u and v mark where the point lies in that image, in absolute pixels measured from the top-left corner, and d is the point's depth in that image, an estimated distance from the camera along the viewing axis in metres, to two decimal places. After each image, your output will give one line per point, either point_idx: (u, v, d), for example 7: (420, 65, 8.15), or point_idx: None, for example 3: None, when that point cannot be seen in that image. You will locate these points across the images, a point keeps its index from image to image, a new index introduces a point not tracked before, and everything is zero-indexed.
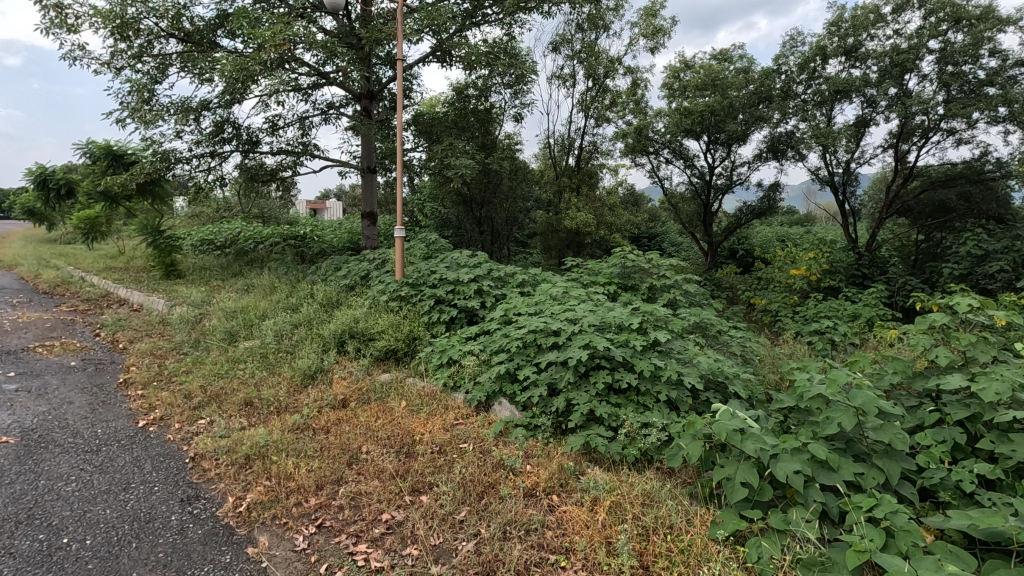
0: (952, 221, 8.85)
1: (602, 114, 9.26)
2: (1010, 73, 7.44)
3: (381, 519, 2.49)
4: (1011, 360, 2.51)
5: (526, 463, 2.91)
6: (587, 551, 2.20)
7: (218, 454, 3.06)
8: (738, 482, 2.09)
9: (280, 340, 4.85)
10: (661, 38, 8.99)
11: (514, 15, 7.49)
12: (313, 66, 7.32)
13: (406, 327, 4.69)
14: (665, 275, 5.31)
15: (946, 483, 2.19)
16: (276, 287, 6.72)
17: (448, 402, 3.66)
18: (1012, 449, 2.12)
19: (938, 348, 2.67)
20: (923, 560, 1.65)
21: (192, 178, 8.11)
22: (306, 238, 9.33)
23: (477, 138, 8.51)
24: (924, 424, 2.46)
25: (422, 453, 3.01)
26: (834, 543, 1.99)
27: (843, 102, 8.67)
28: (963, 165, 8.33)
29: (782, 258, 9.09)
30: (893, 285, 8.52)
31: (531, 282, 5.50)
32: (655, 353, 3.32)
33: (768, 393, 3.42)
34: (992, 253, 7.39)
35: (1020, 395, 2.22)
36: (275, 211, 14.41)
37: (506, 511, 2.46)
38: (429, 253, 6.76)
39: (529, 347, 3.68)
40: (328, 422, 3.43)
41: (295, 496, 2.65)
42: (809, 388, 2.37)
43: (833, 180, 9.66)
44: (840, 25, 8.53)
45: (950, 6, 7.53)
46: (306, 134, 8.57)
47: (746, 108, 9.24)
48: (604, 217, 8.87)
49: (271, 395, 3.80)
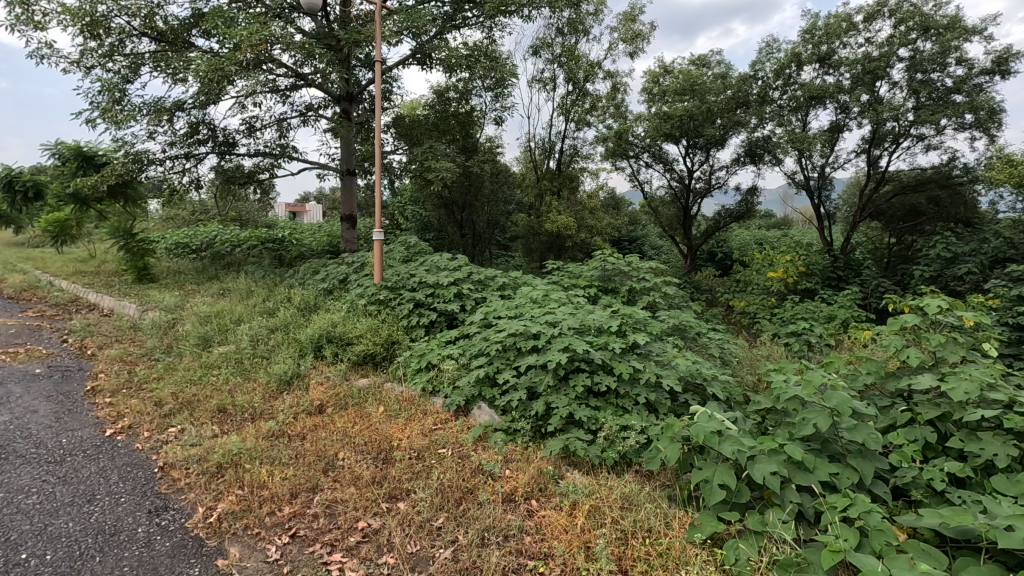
0: (922, 224, 9.07)
1: (583, 118, 9.30)
2: (976, 81, 7.65)
3: (357, 527, 2.44)
4: (978, 360, 2.57)
5: (505, 467, 2.88)
6: (565, 556, 2.17)
7: (189, 463, 2.97)
8: (717, 484, 2.08)
9: (256, 345, 4.75)
10: (640, 42, 9.08)
11: (495, 18, 7.46)
12: (291, 68, 7.21)
13: (385, 331, 4.64)
14: (645, 278, 5.34)
15: (918, 481, 2.22)
16: (252, 291, 6.61)
17: (426, 406, 3.62)
18: (981, 447, 2.16)
19: (910, 349, 2.71)
20: (896, 558, 1.66)
21: (167, 181, 7.94)
22: (285, 241, 9.17)
23: (458, 141, 8.48)
24: (896, 423, 2.50)
25: (400, 458, 2.96)
26: (809, 543, 2.00)
27: (817, 108, 8.86)
28: (932, 170, 8.54)
29: (759, 261, 9.22)
30: (867, 287, 8.72)
31: (512, 285, 5.48)
32: (635, 356, 3.32)
33: (746, 394, 3.46)
34: (961, 256, 7.62)
35: (988, 395, 2.27)
36: (252, 214, 14.20)
37: (485, 517, 2.43)
38: (408, 257, 6.71)
39: (509, 350, 3.65)
40: (304, 429, 3.36)
41: (268, 505, 2.58)
42: (785, 389, 2.39)
43: (809, 184, 9.84)
44: (813, 33, 8.74)
45: (919, 15, 7.72)
46: (284, 136, 8.45)
47: (724, 113, 9.35)
48: (585, 220, 8.89)
49: (245, 401, 3.71)
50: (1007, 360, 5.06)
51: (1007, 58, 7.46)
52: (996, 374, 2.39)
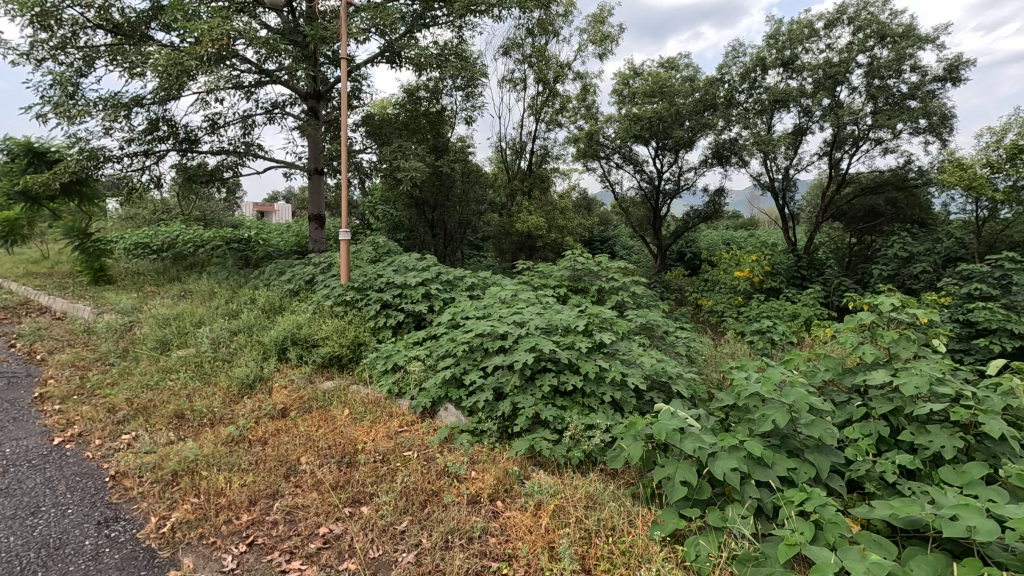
0: (881, 225, 9.37)
1: (553, 119, 9.33)
2: (929, 88, 7.96)
3: (317, 533, 2.38)
4: (929, 356, 2.65)
5: (471, 469, 2.85)
6: (529, 557, 2.16)
7: (142, 471, 2.84)
8: (678, 482, 2.10)
9: (217, 348, 4.61)
10: (609, 44, 9.15)
11: (464, 17, 7.40)
12: (255, 64, 7.04)
13: (352, 332, 4.56)
14: (614, 278, 5.38)
15: (871, 473, 2.28)
16: (215, 293, 6.41)
17: (392, 408, 3.57)
18: (930, 440, 2.23)
19: (865, 346, 2.78)
20: (848, 549, 1.70)
21: (125, 179, 7.66)
22: (250, 241, 8.94)
23: (428, 141, 8.40)
24: (852, 418, 2.56)
25: (364, 462, 2.91)
26: (767, 537, 2.03)
27: (781, 111, 9.10)
28: (889, 173, 8.84)
29: (726, 260, 9.39)
30: (828, 286, 8.98)
31: (481, 285, 5.45)
32: (601, 355, 3.34)
33: (710, 391, 3.51)
34: (916, 255, 7.93)
35: (937, 389, 2.34)
36: (217, 214, 13.83)
37: (449, 519, 2.40)
38: (377, 258, 6.62)
39: (476, 351, 3.61)
40: (266, 433, 3.27)
41: (226, 513, 2.49)
42: (746, 386, 2.43)
43: (774, 185, 10.10)
44: (777, 38, 8.97)
45: (876, 23, 8.00)
46: (248, 133, 8.22)
47: (692, 115, 9.45)
48: (556, 220, 8.93)
49: (204, 406, 3.59)
50: (958, 356, 5.28)
51: (957, 66, 7.76)
52: (945, 369, 2.47)
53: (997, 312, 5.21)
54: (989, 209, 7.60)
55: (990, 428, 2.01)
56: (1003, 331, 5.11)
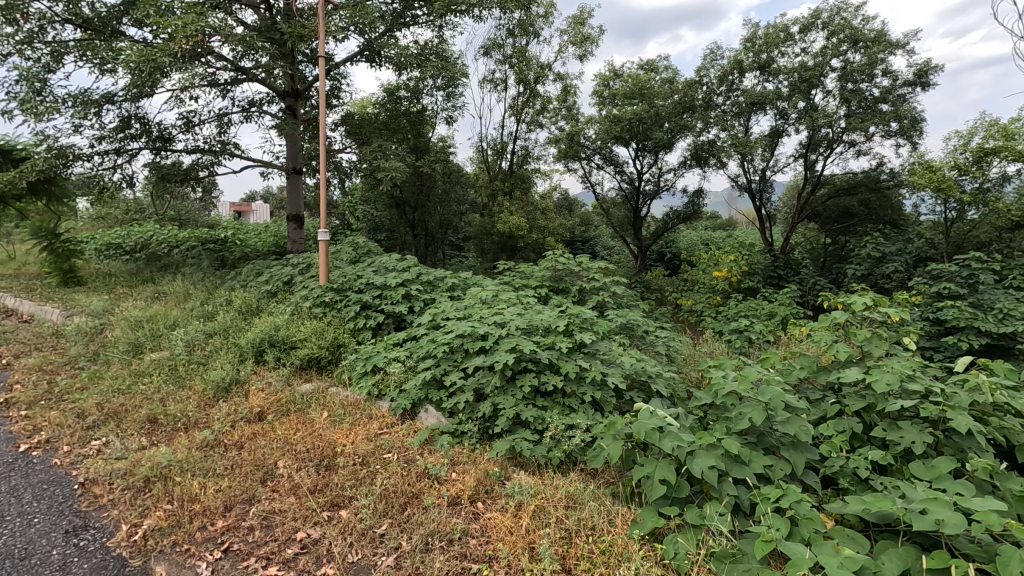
0: (854, 226, 9.58)
1: (534, 120, 9.35)
2: (900, 92, 8.16)
3: (295, 538, 2.34)
4: (900, 354, 2.71)
5: (451, 471, 2.84)
6: (509, 558, 2.15)
7: (113, 477, 2.77)
8: (658, 480, 2.11)
9: (192, 351, 4.51)
10: (589, 46, 9.19)
11: (445, 17, 7.36)
12: (231, 62, 6.91)
13: (331, 334, 4.51)
14: (595, 278, 5.40)
15: (845, 469, 2.32)
16: (191, 295, 6.28)
17: (372, 410, 3.54)
18: (901, 435, 2.28)
19: (839, 344, 2.83)
20: (823, 545, 1.72)
21: (96, 178, 7.47)
22: (227, 242, 8.77)
23: (409, 141, 8.33)
24: (826, 415, 2.61)
25: (343, 465, 2.88)
26: (744, 534, 2.06)
27: (758, 114, 9.27)
28: (862, 175, 9.03)
29: (706, 260, 9.51)
30: (804, 286, 9.16)
31: (462, 286, 5.44)
32: (581, 355, 3.35)
33: (688, 389, 3.54)
34: (888, 255, 8.12)
35: (908, 386, 2.39)
36: (193, 215, 13.57)
37: (429, 522, 2.38)
38: (357, 258, 6.55)
39: (457, 351, 3.59)
40: (242, 437, 3.21)
41: (200, 519, 2.44)
42: (723, 385, 2.46)
43: (751, 186, 10.26)
44: (754, 42, 9.13)
45: (849, 28, 8.16)
46: (224, 132, 8.07)
47: (671, 117, 9.54)
48: (537, 221, 8.96)
49: (178, 410, 3.51)
50: (928, 353, 5.42)
51: (927, 71, 7.97)
52: (915, 366, 2.52)
53: (964, 310, 5.35)
54: (957, 211, 7.82)
55: (958, 423, 2.06)
56: (971, 328, 5.26)
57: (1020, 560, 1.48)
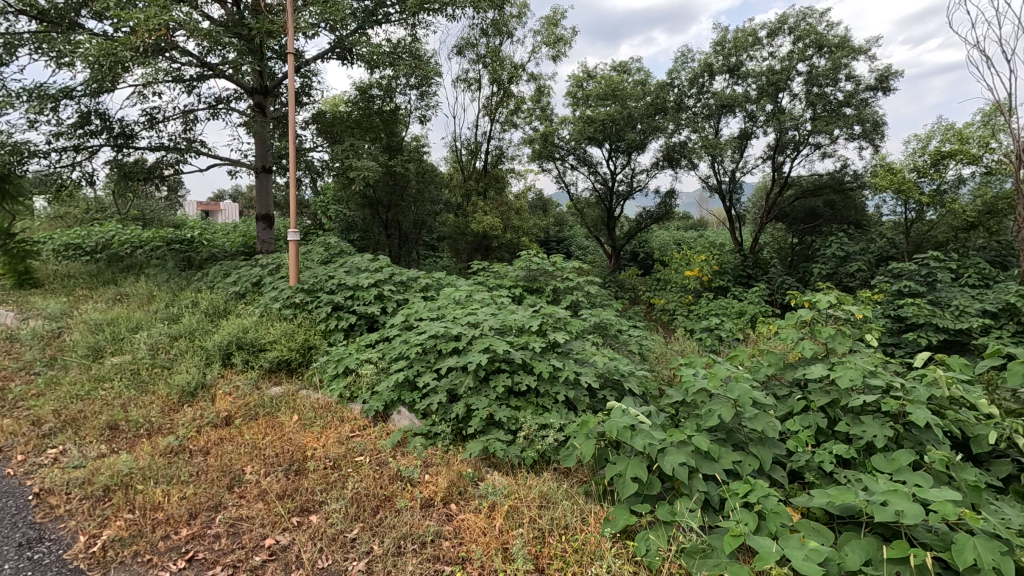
0: (820, 226, 9.84)
1: (508, 120, 9.34)
2: (862, 96, 8.41)
3: (263, 545, 2.28)
4: (863, 350, 2.79)
5: (425, 472, 2.82)
6: (482, 559, 2.14)
7: (70, 487, 2.66)
8: (629, 478, 2.13)
9: (155, 355, 4.37)
10: (562, 46, 9.22)
11: (417, 16, 7.29)
12: (197, 57, 6.72)
13: (301, 336, 4.43)
14: (569, 278, 5.43)
15: (811, 464, 2.38)
16: (155, 297, 6.09)
17: (344, 413, 3.48)
18: (863, 429, 2.34)
19: (805, 341, 2.90)
20: (789, 538, 1.76)
21: (54, 175, 7.19)
22: (194, 242, 8.53)
23: (381, 140, 8.23)
24: (792, 411, 2.67)
25: (313, 469, 2.82)
26: (714, 529, 2.08)
27: (727, 116, 9.46)
28: (828, 176, 9.27)
29: (678, 260, 9.65)
30: (772, 285, 9.36)
31: (435, 286, 5.40)
32: (554, 354, 3.36)
33: (660, 387, 3.58)
34: (852, 255, 8.37)
35: (870, 381, 2.46)
36: (157, 214, 13.16)
37: (401, 524, 2.35)
38: (328, 258, 6.45)
39: (430, 352, 3.55)
40: (208, 442, 3.12)
41: (163, 528, 2.36)
42: (694, 382, 2.50)
43: (721, 187, 10.44)
44: (724, 45, 9.31)
45: (814, 34, 8.39)
46: (190, 129, 7.84)
47: (643, 118, 9.63)
48: (511, 221, 8.97)
49: (141, 416, 3.39)
50: (890, 349, 5.60)
51: (888, 77, 8.24)
52: (876, 362, 2.60)
53: (923, 307, 5.56)
54: (916, 211, 8.09)
55: (917, 417, 2.13)
56: (929, 325, 5.45)
57: (974, 547, 1.53)
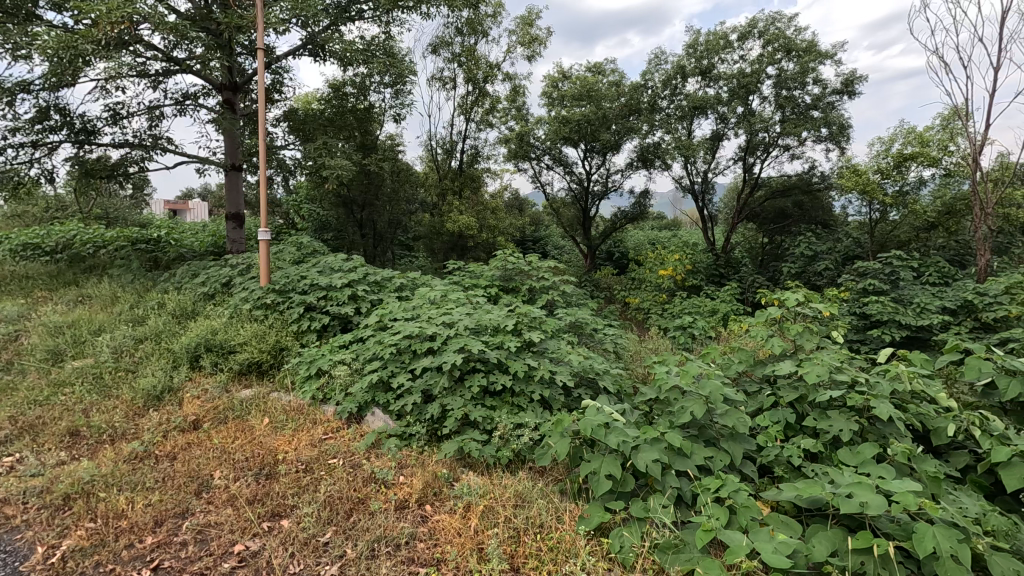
0: (790, 226, 10.06)
1: (484, 119, 9.33)
2: (829, 99, 8.64)
3: (232, 552, 2.23)
4: (829, 346, 2.86)
5: (399, 474, 2.79)
6: (457, 559, 2.13)
7: (27, 496, 2.55)
8: (604, 476, 2.14)
9: (119, 358, 4.23)
10: (537, 47, 9.24)
11: (392, 13, 7.22)
12: (163, 51, 6.53)
13: (272, 337, 4.34)
14: (544, 277, 5.45)
15: (780, 458, 2.43)
16: (119, 298, 5.89)
17: (316, 415, 3.43)
18: (830, 424, 2.40)
19: (775, 338, 2.96)
20: (759, 531, 1.79)
21: (11, 172, 6.91)
22: (160, 242, 8.29)
23: (355, 138, 8.12)
24: (763, 407, 2.72)
25: (285, 472, 2.77)
26: (686, 524, 2.11)
27: (699, 118, 9.61)
28: (796, 177, 9.49)
29: (652, 259, 9.77)
30: (744, 284, 9.54)
31: (410, 286, 5.36)
32: (530, 354, 3.36)
33: (634, 385, 3.62)
34: (820, 254, 8.59)
35: (836, 377, 2.52)
36: (122, 213, 12.75)
37: (375, 527, 2.33)
38: (300, 258, 6.34)
39: (404, 353, 3.51)
40: (175, 448, 3.04)
41: (127, 537, 2.28)
42: (666, 380, 2.52)
43: (694, 188, 10.60)
44: (696, 48, 9.46)
45: (783, 38, 8.58)
46: (156, 126, 7.62)
47: (618, 119, 9.72)
48: (487, 221, 8.96)
49: (103, 421, 3.28)
50: (855, 346, 5.76)
51: (853, 81, 8.48)
52: (842, 358, 2.67)
53: (887, 305, 5.73)
54: (880, 212, 8.34)
55: (880, 411, 2.19)
56: (893, 322, 5.62)
57: (933, 536, 1.58)
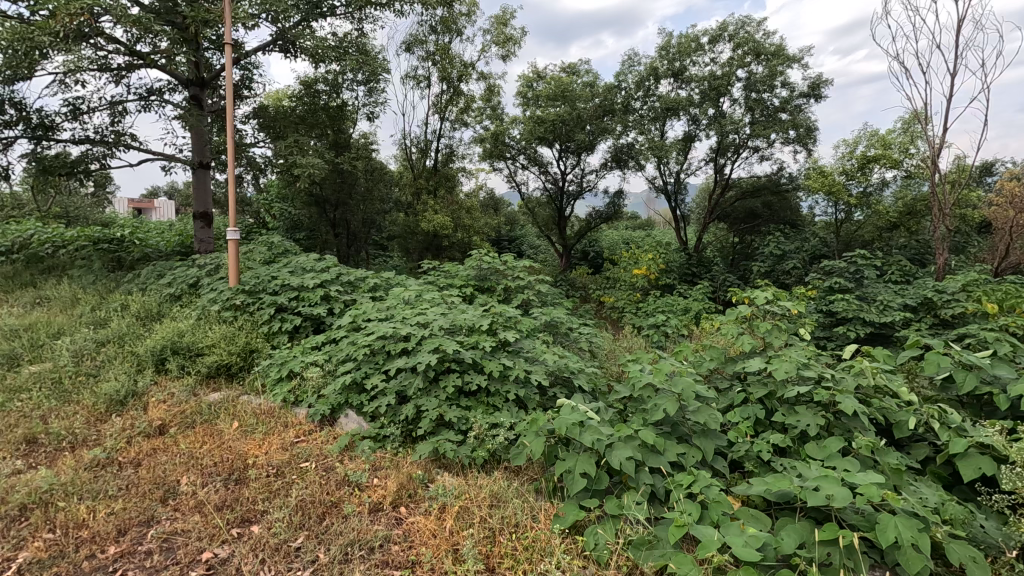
0: (759, 226, 10.27)
1: (458, 118, 9.29)
2: (796, 102, 8.85)
3: (199, 560, 2.16)
4: (797, 343, 2.93)
5: (373, 476, 2.76)
6: (432, 561, 2.11)
7: None
8: (578, 474, 2.15)
9: (80, 362, 4.07)
10: (511, 46, 9.24)
11: (364, 10, 7.13)
12: (126, 45, 6.32)
13: (242, 339, 4.24)
14: (519, 277, 5.45)
15: (750, 453, 2.47)
16: (79, 300, 5.68)
17: (288, 418, 3.37)
18: (798, 419, 2.45)
19: (745, 336, 3.01)
20: (730, 526, 1.82)
21: None
22: (123, 241, 8.02)
23: (328, 136, 7.99)
24: (733, 404, 2.77)
25: (255, 477, 2.71)
26: (659, 520, 2.13)
27: (672, 119, 9.74)
28: (766, 178, 9.70)
29: (627, 259, 9.86)
30: (716, 282, 9.70)
31: (384, 286, 5.30)
32: (505, 353, 3.36)
33: (608, 384, 3.65)
34: (788, 253, 8.79)
35: (804, 373, 2.58)
36: (83, 212, 12.30)
37: (349, 531, 2.29)
38: (271, 258, 6.21)
39: (378, 354, 3.47)
40: (140, 454, 2.94)
41: (88, 547, 2.20)
42: (640, 378, 2.55)
43: (667, 188, 10.74)
44: (668, 50, 9.58)
45: (752, 42, 8.75)
46: (119, 122, 7.37)
47: (592, 119, 9.78)
48: (461, 220, 8.93)
49: (63, 427, 3.15)
50: (822, 342, 5.91)
51: (819, 85, 8.71)
52: (809, 355, 2.73)
53: (852, 302, 5.90)
54: (846, 212, 8.58)
55: (846, 406, 2.25)
56: (857, 319, 5.79)
57: (895, 526, 1.63)
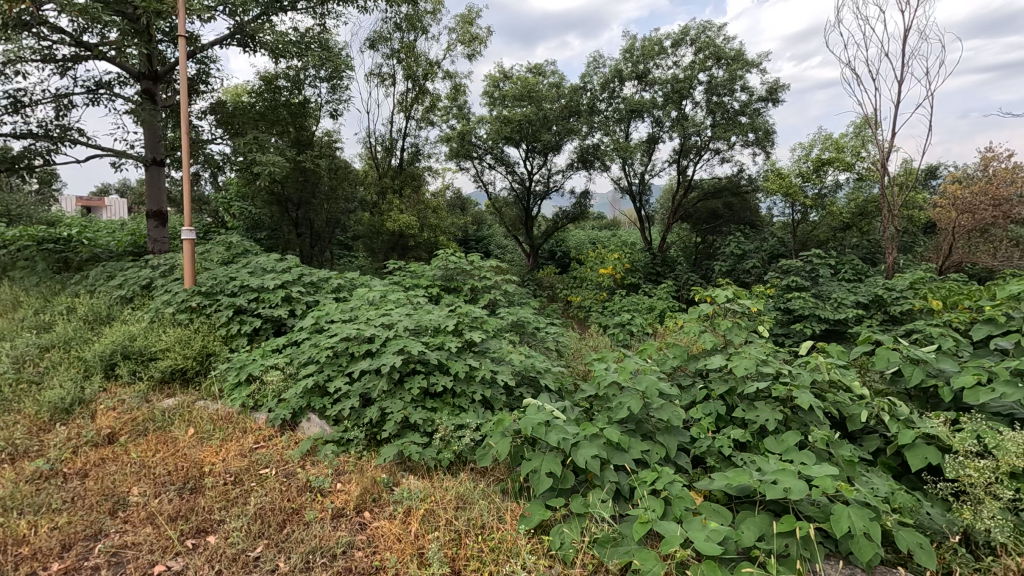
0: (721, 226, 10.51)
1: (424, 117, 9.19)
2: (755, 106, 9.10)
3: (151, 573, 2.06)
4: (756, 340, 3.00)
5: (336, 481, 2.70)
6: (397, 566, 2.07)
7: None
8: (544, 474, 2.15)
9: (21, 369, 3.85)
10: (477, 45, 9.20)
11: (326, 5, 6.98)
12: (72, 35, 6.01)
13: (198, 342, 4.08)
14: (486, 277, 5.42)
15: (712, 449, 2.52)
16: (21, 303, 5.37)
17: (247, 423, 3.26)
18: (757, 414, 2.51)
19: (707, 334, 3.07)
20: (692, 521, 1.85)
21: None
22: (70, 241, 7.63)
23: (289, 134, 7.80)
24: (695, 400, 2.82)
25: (211, 486, 2.61)
26: (624, 517, 2.15)
27: (636, 120, 9.88)
28: (726, 180, 9.94)
29: (593, 259, 9.95)
30: (679, 281, 9.88)
31: (348, 287, 5.20)
32: (471, 354, 3.33)
33: (575, 383, 3.66)
34: (748, 253, 9.03)
35: (763, 369, 2.65)
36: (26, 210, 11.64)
37: (310, 538, 2.23)
38: (229, 258, 6.01)
39: (341, 356, 3.39)
40: (87, 465, 2.80)
41: (29, 564, 2.07)
42: (605, 376, 2.56)
43: (632, 189, 10.88)
44: (632, 53, 9.72)
45: (713, 46, 8.95)
46: (65, 116, 7.01)
47: (558, 120, 9.84)
48: (427, 220, 8.84)
49: (1, 438, 2.97)
50: (781, 339, 6.09)
51: (776, 89, 8.98)
52: (768, 351, 2.80)
53: (808, 300, 6.09)
54: (802, 213, 8.87)
55: (802, 400, 2.31)
56: (813, 316, 5.99)
57: (849, 516, 1.68)
